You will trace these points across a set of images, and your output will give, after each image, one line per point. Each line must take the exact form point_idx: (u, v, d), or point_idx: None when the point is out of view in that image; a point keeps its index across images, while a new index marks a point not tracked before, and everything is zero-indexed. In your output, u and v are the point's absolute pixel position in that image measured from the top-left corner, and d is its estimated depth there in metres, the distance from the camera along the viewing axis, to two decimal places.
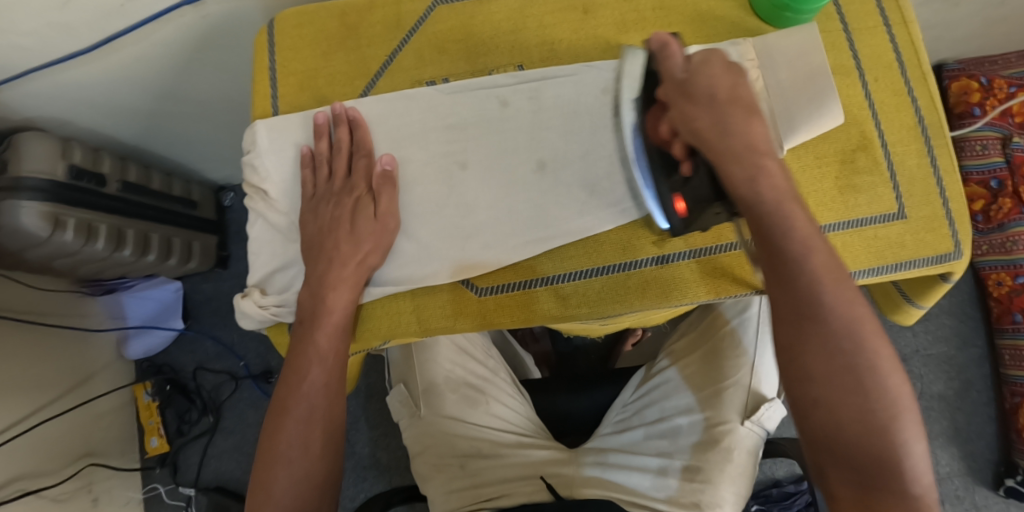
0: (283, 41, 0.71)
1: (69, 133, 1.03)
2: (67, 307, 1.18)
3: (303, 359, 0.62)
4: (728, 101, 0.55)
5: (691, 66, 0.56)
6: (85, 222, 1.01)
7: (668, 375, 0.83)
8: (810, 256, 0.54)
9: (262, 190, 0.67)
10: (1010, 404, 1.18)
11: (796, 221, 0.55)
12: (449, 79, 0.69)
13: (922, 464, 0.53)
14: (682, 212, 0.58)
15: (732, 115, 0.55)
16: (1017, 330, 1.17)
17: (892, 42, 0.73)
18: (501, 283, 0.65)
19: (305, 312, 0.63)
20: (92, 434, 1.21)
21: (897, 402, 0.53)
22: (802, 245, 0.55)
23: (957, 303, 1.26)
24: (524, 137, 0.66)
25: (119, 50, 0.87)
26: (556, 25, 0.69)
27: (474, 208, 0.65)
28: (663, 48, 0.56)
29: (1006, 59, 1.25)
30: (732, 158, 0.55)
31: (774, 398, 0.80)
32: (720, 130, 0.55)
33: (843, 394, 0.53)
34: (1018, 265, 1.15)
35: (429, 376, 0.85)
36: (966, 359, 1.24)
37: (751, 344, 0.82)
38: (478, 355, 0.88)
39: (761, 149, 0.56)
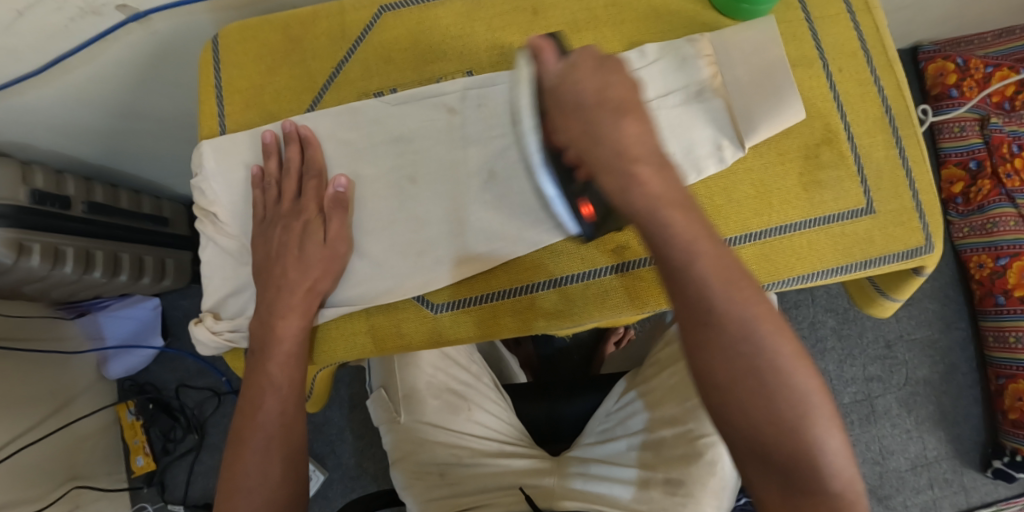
0: (227, 57, 0.69)
1: (31, 155, 1.01)
2: (46, 330, 1.16)
3: (257, 388, 0.61)
4: (596, 104, 0.49)
5: (563, 71, 0.50)
6: (50, 246, 1.00)
7: (653, 383, 0.81)
8: (696, 252, 0.49)
9: (211, 213, 0.66)
10: (995, 386, 1.17)
11: (673, 219, 0.49)
12: (397, 89, 0.67)
13: (841, 460, 0.47)
14: (592, 218, 0.57)
15: (614, 118, 0.49)
16: (1000, 312, 1.15)
17: (856, 31, 0.71)
18: (460, 298, 0.63)
19: (256, 341, 0.61)
20: (76, 457, 1.20)
21: (808, 401, 0.47)
22: (685, 247, 0.49)
23: (939, 286, 1.25)
24: (473, 146, 0.63)
25: (69, 71, 0.85)
26: (507, 27, 0.67)
27: (427, 224, 0.63)
28: (536, 54, 0.51)
29: (982, 38, 1.24)
30: (603, 170, 0.49)
31: None
32: (590, 138, 0.49)
33: (750, 396, 0.47)
34: (999, 246, 1.15)
35: (411, 383, 0.85)
36: (950, 341, 1.23)
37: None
38: (461, 361, 0.88)
39: (632, 158, 0.48)
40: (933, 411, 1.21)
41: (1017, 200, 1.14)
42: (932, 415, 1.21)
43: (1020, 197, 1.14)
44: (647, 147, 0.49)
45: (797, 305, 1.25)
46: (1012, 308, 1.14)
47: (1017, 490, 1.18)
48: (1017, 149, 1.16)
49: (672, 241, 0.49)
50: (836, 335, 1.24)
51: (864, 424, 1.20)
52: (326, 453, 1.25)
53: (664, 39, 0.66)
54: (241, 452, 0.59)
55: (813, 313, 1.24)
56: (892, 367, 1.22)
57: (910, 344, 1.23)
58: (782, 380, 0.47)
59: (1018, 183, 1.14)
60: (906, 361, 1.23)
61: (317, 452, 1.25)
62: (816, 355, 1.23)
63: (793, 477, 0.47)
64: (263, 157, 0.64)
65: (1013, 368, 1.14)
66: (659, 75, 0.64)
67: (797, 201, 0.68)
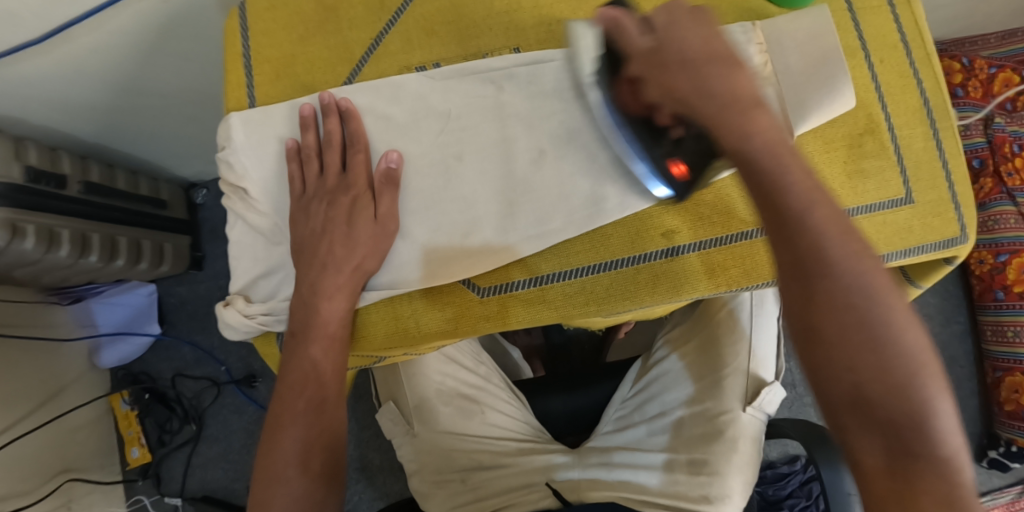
0: (256, 25, 0.65)
1: (23, 132, 0.95)
2: (34, 317, 1.11)
3: (296, 375, 0.58)
4: (704, 59, 0.51)
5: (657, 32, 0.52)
6: (45, 228, 0.95)
7: (665, 366, 0.81)
8: (809, 203, 0.48)
9: (241, 189, 0.62)
10: (992, 379, 1.20)
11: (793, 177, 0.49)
12: (440, 64, 0.64)
13: (950, 423, 0.45)
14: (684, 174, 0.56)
15: (715, 70, 0.50)
16: (999, 307, 1.17)
17: (897, 22, 0.70)
18: (504, 283, 0.61)
19: (297, 325, 0.58)
20: (68, 449, 1.14)
21: (919, 359, 0.46)
22: (806, 190, 0.48)
23: (940, 281, 1.27)
24: (523, 124, 0.61)
25: (72, 40, 0.80)
26: (552, 4, 0.64)
27: (473, 203, 0.60)
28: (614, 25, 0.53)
29: (985, 39, 1.25)
30: (722, 124, 0.50)
31: (774, 381, 0.79)
32: (701, 93, 0.50)
33: (856, 360, 0.46)
34: (1000, 243, 1.15)
35: (418, 389, 0.82)
36: (949, 335, 1.26)
37: (746, 332, 0.81)
38: (468, 364, 0.85)
39: (745, 103, 0.50)
40: None
41: (1017, 198, 1.15)
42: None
43: (1020, 196, 1.15)
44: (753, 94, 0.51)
45: None
46: (1011, 303, 1.15)
47: (1011, 480, 1.21)
48: (1018, 149, 1.16)
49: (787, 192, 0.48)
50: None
51: None
52: None
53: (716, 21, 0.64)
54: (279, 437, 0.57)
55: None
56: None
57: None
58: (914, 371, 0.46)
59: (1019, 182, 1.15)
60: None
61: None
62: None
63: (900, 438, 0.45)
64: (301, 130, 0.60)
65: (1009, 361, 1.16)
66: None
67: (843, 190, 0.67)
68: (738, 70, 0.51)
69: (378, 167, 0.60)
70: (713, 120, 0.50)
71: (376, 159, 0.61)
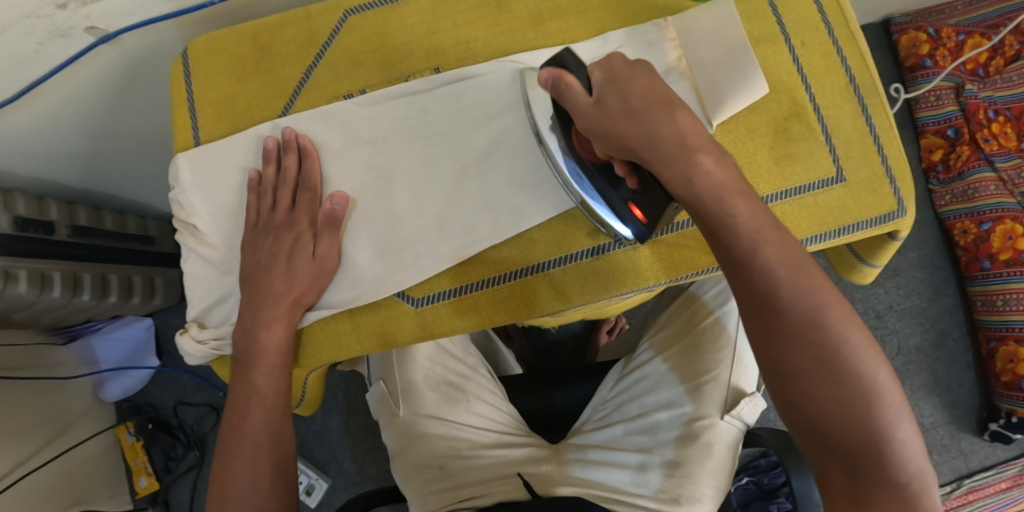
0: (197, 70, 0.69)
1: (12, 184, 1.02)
2: (37, 357, 1.17)
3: (242, 400, 0.62)
4: (644, 106, 0.52)
5: (599, 87, 0.54)
6: (37, 271, 1.00)
7: (648, 369, 0.82)
8: (754, 239, 0.51)
9: (191, 224, 0.66)
10: (987, 349, 1.15)
11: (743, 219, 0.52)
12: (365, 90, 0.67)
13: (910, 446, 0.50)
14: (644, 219, 0.56)
15: (656, 117, 0.52)
16: (986, 276, 1.13)
17: (817, 4, 0.70)
18: (436, 291, 0.63)
19: (240, 351, 0.62)
20: (78, 482, 1.19)
21: (875, 389, 0.50)
22: (722, 212, 0.52)
23: (926, 255, 1.21)
24: (447, 141, 0.64)
25: (43, 95, 0.86)
26: (470, 24, 0.67)
27: (403, 219, 0.63)
28: (558, 82, 0.55)
29: (953, 7, 1.22)
30: (663, 159, 0.52)
31: (753, 392, 0.79)
32: (646, 138, 0.51)
33: (830, 404, 0.51)
34: (981, 211, 1.14)
35: (407, 375, 0.85)
36: (939, 309, 1.20)
37: (730, 339, 0.81)
38: (458, 354, 0.89)
39: (691, 144, 0.51)
40: (927, 378, 1.18)
41: (996, 164, 1.14)
42: (926, 383, 1.19)
43: (999, 161, 1.14)
44: (703, 135, 0.52)
45: None
46: (997, 272, 1.12)
47: (1015, 452, 1.17)
48: (993, 114, 1.15)
49: (738, 237, 0.52)
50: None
51: None
52: (325, 461, 1.25)
53: (630, 24, 0.66)
54: (239, 446, 0.60)
55: None
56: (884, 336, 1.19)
57: (900, 313, 1.19)
58: (870, 402, 0.50)
59: (996, 147, 1.14)
60: (898, 331, 1.20)
61: (316, 461, 1.25)
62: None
63: (860, 465, 0.51)
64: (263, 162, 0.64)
65: (1002, 329, 1.12)
66: None
67: (768, 175, 0.66)
68: (681, 110, 0.52)
69: (323, 207, 0.63)
70: (656, 166, 0.52)
71: (325, 195, 0.64)
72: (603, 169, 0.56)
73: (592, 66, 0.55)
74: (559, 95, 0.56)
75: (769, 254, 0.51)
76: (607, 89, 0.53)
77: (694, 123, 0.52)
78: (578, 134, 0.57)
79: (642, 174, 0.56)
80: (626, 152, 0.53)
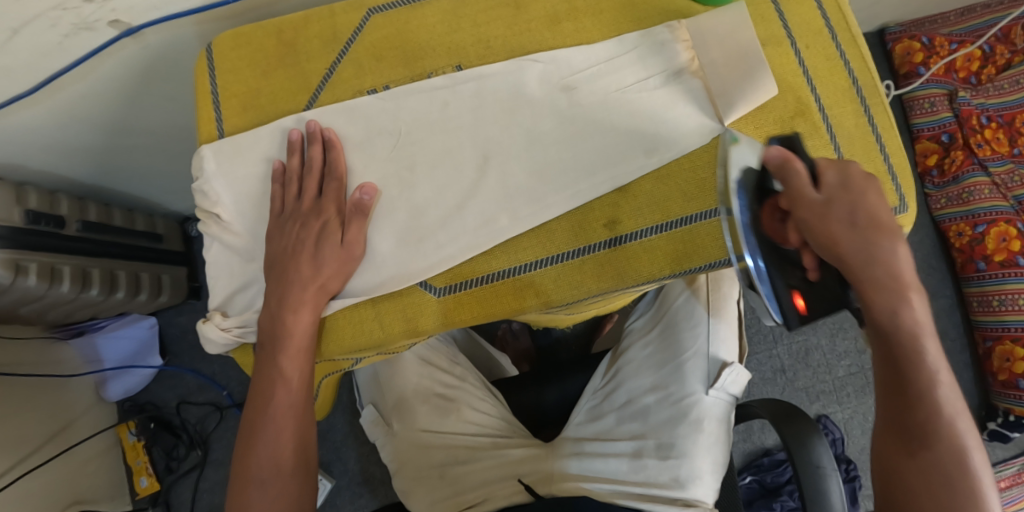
0: (222, 65, 0.70)
1: (23, 178, 1.03)
2: (41, 353, 1.16)
3: (268, 383, 0.64)
4: (866, 227, 0.54)
5: (827, 189, 0.55)
6: (47, 265, 1.01)
7: (630, 356, 0.85)
8: (901, 306, 0.54)
9: (214, 213, 0.67)
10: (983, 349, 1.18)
11: (896, 295, 0.55)
12: (389, 86, 0.68)
13: None
14: (802, 310, 0.55)
15: (876, 238, 0.54)
16: (982, 278, 1.16)
17: (820, 9, 0.72)
18: (459, 282, 0.65)
19: (266, 335, 0.63)
20: (79, 481, 1.19)
21: (969, 463, 0.55)
22: (885, 283, 0.54)
23: (921, 256, 1.24)
24: (468, 134, 0.66)
25: (63, 88, 0.87)
26: (490, 23, 0.69)
27: (427, 210, 0.65)
28: (787, 164, 0.55)
29: (944, 18, 1.26)
30: (875, 286, 0.54)
31: (734, 362, 0.81)
32: (865, 259, 0.54)
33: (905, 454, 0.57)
34: (976, 214, 1.17)
35: (397, 391, 0.87)
36: (937, 309, 1.23)
37: (703, 315, 0.84)
38: (444, 364, 0.89)
39: (886, 230, 0.54)
40: None
41: (990, 168, 1.17)
42: None
43: (992, 166, 1.17)
44: (913, 277, 0.55)
45: None
46: (994, 273, 1.15)
47: (1015, 451, 1.20)
48: (986, 120, 1.19)
49: (892, 308, 0.55)
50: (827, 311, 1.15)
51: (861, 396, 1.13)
52: (331, 459, 1.25)
53: (642, 25, 0.68)
54: (262, 430, 0.64)
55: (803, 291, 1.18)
56: None
57: None
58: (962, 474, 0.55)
59: (988, 152, 1.17)
60: None
61: (321, 460, 1.25)
62: (809, 331, 1.15)
63: None
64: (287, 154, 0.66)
65: (998, 329, 1.15)
66: (636, 61, 0.66)
67: None
68: (898, 240, 0.54)
69: (350, 197, 0.64)
70: (864, 288, 0.54)
71: (350, 185, 0.66)
72: (789, 258, 0.56)
73: (826, 165, 0.56)
74: (779, 175, 0.56)
75: (915, 325, 0.55)
76: (840, 195, 0.55)
77: (907, 256, 0.55)
78: (772, 212, 0.57)
79: (825, 270, 0.56)
80: (837, 258, 0.54)
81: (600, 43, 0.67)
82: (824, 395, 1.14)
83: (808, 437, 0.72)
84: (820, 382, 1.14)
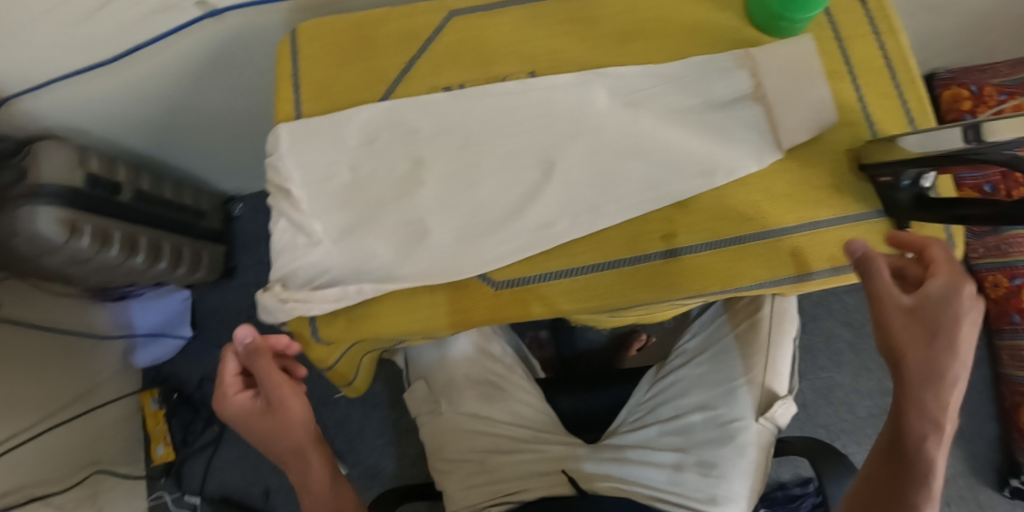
0: (304, 51, 0.74)
1: (86, 142, 1.07)
2: (76, 314, 1.20)
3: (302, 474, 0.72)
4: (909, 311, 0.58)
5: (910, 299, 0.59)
6: (100, 229, 1.04)
7: (681, 373, 0.86)
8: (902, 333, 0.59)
9: (285, 189, 0.69)
10: (1010, 403, 1.17)
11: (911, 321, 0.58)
12: (464, 85, 0.71)
13: None
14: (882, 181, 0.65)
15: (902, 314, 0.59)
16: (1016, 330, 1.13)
17: (881, 49, 0.70)
18: (515, 276, 0.67)
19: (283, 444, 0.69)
20: (97, 443, 1.22)
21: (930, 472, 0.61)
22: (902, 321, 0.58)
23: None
24: (537, 137, 0.69)
25: (139, 62, 0.91)
26: (563, 36, 0.72)
27: (489, 207, 0.68)
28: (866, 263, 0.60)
29: None
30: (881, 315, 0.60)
31: (786, 395, 0.82)
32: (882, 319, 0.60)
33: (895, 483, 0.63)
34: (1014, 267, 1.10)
35: (447, 368, 0.88)
36: None
37: (761, 345, 0.84)
38: (494, 352, 0.90)
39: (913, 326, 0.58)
40: None
41: None
42: None
43: None
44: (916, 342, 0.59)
45: (815, 317, 1.17)
46: None
47: None
48: None
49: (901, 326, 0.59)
50: (853, 349, 1.16)
51: None
52: (345, 449, 1.26)
53: (710, 50, 0.71)
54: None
55: (830, 327, 1.17)
56: None
57: None
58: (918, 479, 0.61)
59: None
60: None
61: (335, 449, 1.26)
62: (832, 368, 1.16)
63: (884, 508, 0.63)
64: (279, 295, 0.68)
65: None
66: (700, 83, 0.69)
67: (828, 201, 0.66)
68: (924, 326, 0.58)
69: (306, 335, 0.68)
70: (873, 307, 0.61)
71: (420, 173, 0.69)
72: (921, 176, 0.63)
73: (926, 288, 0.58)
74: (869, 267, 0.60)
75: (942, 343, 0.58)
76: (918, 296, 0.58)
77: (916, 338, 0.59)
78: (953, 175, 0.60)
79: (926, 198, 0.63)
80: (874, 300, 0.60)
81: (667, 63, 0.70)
82: (845, 434, 1.14)
83: (849, 479, 0.73)
84: (840, 421, 1.14)
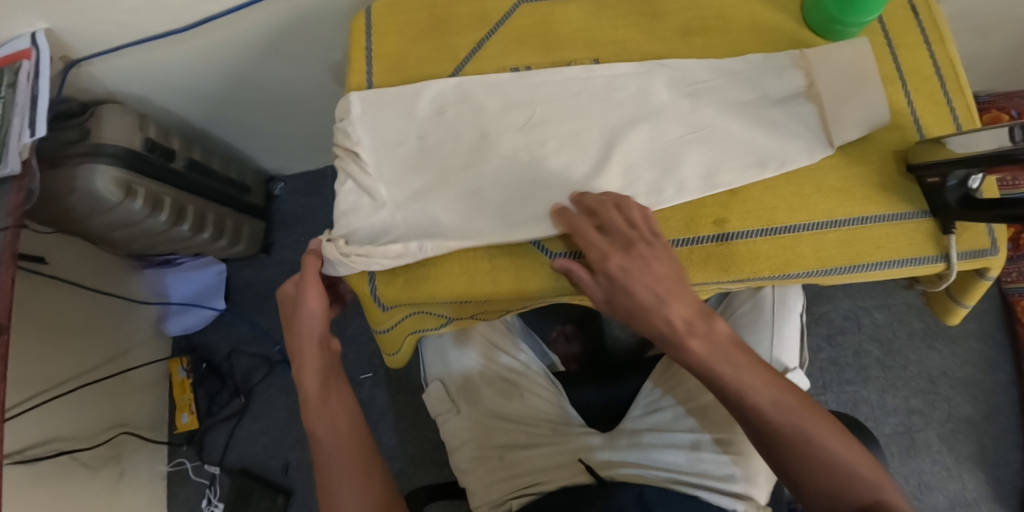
0: (379, 27, 0.78)
1: (146, 109, 1.11)
2: (115, 276, 1.24)
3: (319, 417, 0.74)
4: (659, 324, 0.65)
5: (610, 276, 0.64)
6: (152, 193, 1.07)
7: None
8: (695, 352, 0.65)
9: (353, 152, 0.72)
10: None
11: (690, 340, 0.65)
12: (531, 67, 0.75)
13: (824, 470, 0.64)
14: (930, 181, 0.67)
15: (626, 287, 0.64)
16: None
17: (931, 58, 0.73)
18: (574, 250, 0.69)
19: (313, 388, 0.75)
20: (127, 405, 1.24)
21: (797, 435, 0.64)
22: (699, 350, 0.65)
23: (985, 327, 1.18)
24: (597, 119, 0.72)
25: (210, 33, 0.95)
26: (627, 27, 0.76)
27: (551, 182, 0.70)
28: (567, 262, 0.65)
29: None
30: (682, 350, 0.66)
31: (795, 369, 0.84)
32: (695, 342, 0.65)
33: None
34: None
35: (464, 369, 0.89)
36: (994, 384, 1.15)
37: (766, 320, 0.85)
38: (507, 349, 0.92)
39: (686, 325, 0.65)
40: (974, 450, 1.13)
41: None
42: (973, 455, 1.13)
43: None
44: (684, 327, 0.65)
45: (843, 331, 1.19)
46: None
47: None
48: None
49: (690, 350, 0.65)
50: (879, 365, 1.18)
51: (904, 457, 1.13)
52: (368, 430, 1.28)
53: (767, 49, 0.74)
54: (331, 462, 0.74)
55: (858, 342, 1.18)
56: (934, 402, 1.15)
57: (953, 381, 1.16)
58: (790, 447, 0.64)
59: None
60: (949, 399, 1.16)
61: None
62: (858, 382, 1.17)
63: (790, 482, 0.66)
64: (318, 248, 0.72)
65: None
66: (753, 79, 0.72)
67: (876, 197, 0.69)
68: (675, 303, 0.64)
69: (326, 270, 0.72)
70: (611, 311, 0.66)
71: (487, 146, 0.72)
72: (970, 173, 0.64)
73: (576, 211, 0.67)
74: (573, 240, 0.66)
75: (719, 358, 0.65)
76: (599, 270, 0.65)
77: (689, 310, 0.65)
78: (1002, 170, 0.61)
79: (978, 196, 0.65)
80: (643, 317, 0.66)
81: (727, 59, 0.73)
82: None
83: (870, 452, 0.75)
84: None
